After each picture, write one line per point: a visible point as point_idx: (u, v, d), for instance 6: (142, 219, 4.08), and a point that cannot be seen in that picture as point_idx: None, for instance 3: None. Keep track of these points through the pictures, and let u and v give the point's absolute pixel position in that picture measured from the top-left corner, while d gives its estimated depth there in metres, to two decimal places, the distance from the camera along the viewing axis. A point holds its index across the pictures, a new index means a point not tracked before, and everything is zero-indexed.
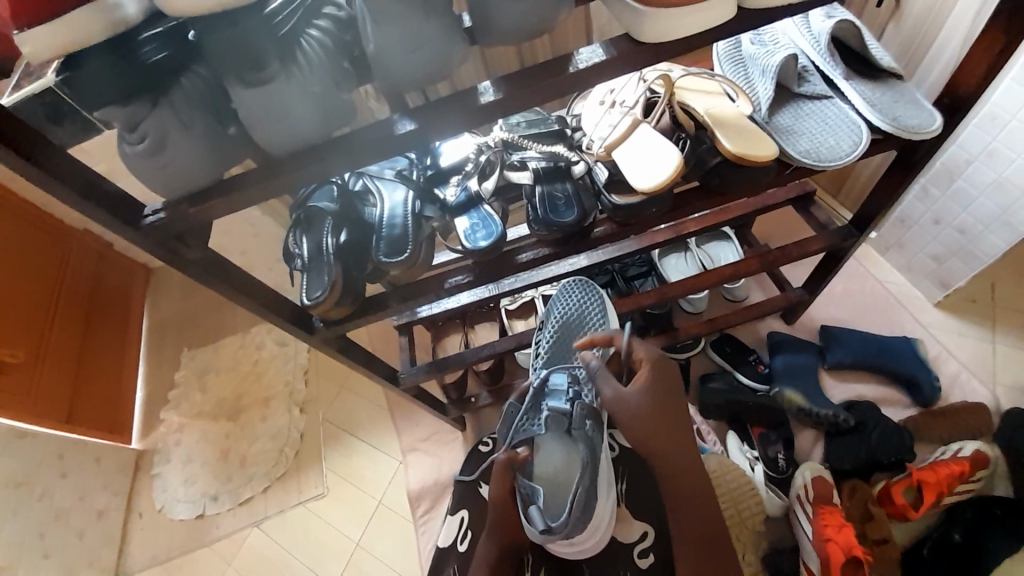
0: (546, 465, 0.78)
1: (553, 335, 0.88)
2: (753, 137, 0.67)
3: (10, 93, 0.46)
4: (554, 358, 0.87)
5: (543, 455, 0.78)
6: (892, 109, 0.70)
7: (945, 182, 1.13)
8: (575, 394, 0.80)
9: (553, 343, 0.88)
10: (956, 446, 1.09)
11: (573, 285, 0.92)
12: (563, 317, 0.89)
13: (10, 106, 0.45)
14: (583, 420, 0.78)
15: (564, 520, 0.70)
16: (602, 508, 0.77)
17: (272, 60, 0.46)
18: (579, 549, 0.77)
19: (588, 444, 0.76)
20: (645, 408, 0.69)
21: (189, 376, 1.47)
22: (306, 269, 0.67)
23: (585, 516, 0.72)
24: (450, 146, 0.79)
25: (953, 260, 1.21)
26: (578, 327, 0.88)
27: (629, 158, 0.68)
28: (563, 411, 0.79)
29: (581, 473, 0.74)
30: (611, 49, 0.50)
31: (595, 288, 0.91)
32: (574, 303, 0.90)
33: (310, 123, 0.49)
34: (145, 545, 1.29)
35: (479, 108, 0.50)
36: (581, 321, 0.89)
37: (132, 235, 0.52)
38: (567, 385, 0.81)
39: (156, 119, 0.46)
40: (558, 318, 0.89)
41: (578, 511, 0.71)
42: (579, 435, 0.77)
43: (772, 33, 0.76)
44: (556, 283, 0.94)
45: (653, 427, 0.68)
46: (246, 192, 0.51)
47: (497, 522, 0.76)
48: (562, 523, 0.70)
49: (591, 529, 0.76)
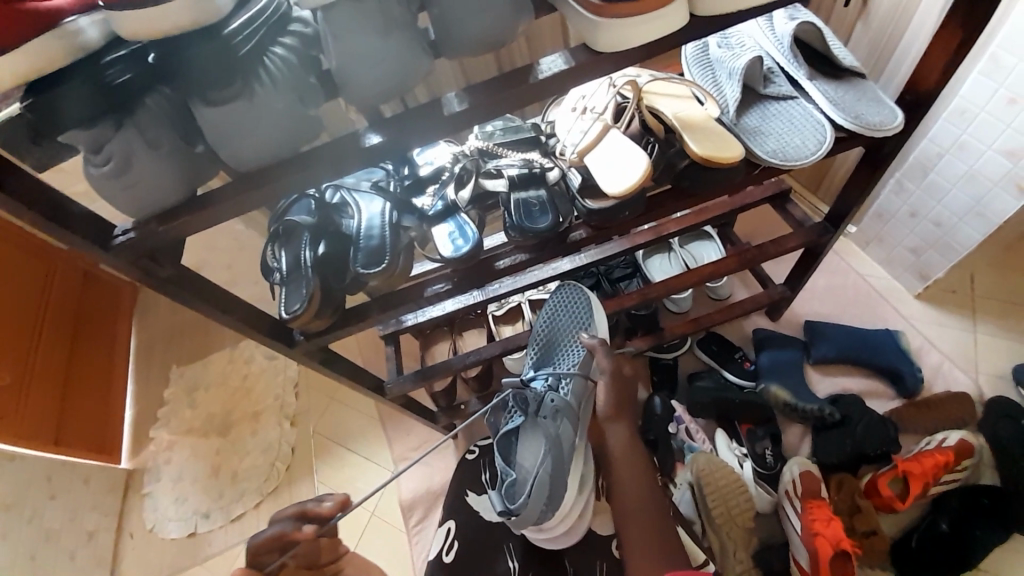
0: (525, 453, 0.77)
1: (540, 342, 0.89)
2: (720, 139, 0.69)
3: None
4: (543, 360, 0.88)
5: (522, 443, 0.78)
6: (854, 107, 0.72)
7: (919, 176, 1.16)
8: (553, 384, 0.81)
9: (545, 345, 0.89)
10: (941, 435, 1.10)
11: (559, 297, 0.91)
12: (551, 323, 0.90)
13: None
14: (553, 410, 0.78)
15: (525, 503, 0.73)
16: (569, 504, 0.78)
17: (235, 78, 0.47)
18: (547, 531, 0.79)
19: (554, 433, 0.76)
20: (616, 395, 0.79)
21: (178, 393, 1.46)
22: (285, 282, 0.68)
23: (551, 504, 0.75)
24: (427, 155, 0.80)
25: (930, 252, 1.23)
26: (566, 333, 0.88)
27: (601, 163, 0.69)
28: (536, 397, 0.78)
29: (544, 457, 0.74)
30: (572, 58, 0.51)
31: (582, 289, 0.89)
32: (562, 306, 0.90)
33: (275, 137, 0.50)
34: (138, 565, 1.28)
35: (446, 119, 0.50)
36: (569, 325, 0.88)
37: (103, 256, 0.52)
38: (546, 376, 0.82)
39: (121, 140, 0.47)
40: (546, 324, 0.90)
41: (539, 496, 0.73)
42: (546, 421, 0.76)
43: (739, 36, 0.78)
44: (550, 288, 0.93)
45: (616, 415, 0.79)
46: (214, 209, 0.52)
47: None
48: (522, 505, 0.73)
49: (559, 517, 0.78)
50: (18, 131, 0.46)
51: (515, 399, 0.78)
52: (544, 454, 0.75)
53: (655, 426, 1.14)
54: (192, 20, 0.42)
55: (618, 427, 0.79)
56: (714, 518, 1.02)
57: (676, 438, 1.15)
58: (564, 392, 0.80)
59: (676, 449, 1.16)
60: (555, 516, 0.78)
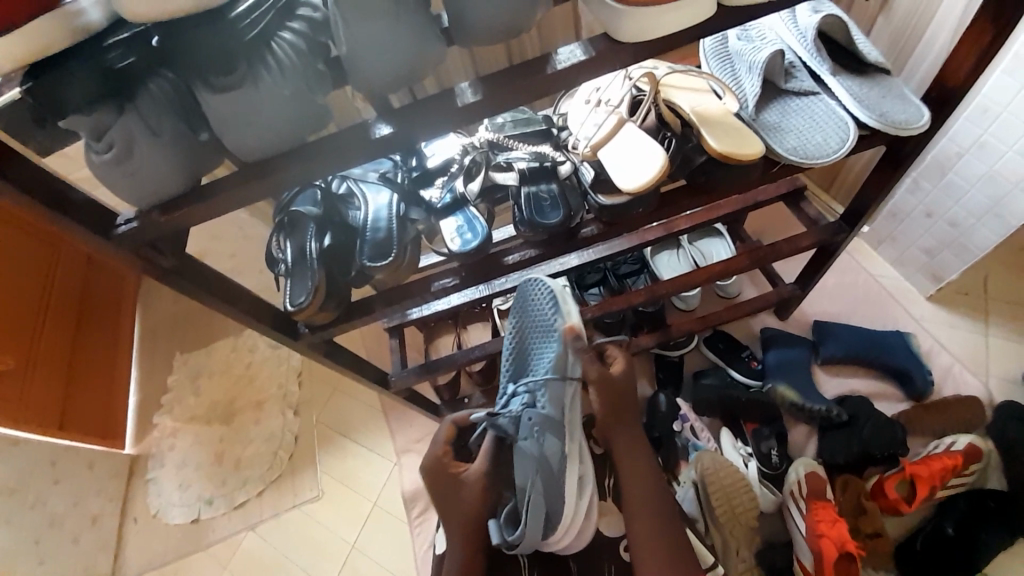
0: (517, 472, 0.74)
1: (511, 354, 0.85)
2: (740, 135, 0.67)
3: None
4: (517, 373, 0.83)
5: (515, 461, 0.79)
6: (879, 104, 0.69)
7: (936, 176, 1.13)
8: (529, 400, 0.77)
9: (516, 353, 0.84)
10: (950, 439, 1.09)
11: (521, 295, 0.85)
12: (518, 327, 0.84)
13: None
14: (532, 430, 0.76)
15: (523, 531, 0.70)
16: (572, 510, 0.75)
17: (240, 63, 0.45)
18: (559, 547, 0.77)
19: (541, 453, 0.75)
20: (610, 397, 0.78)
21: (181, 380, 1.46)
22: (289, 273, 0.66)
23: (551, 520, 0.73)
24: (435, 147, 0.78)
25: (944, 253, 1.21)
26: (535, 340, 0.83)
27: (615, 157, 0.67)
28: (512, 420, 0.77)
29: (534, 478, 0.73)
30: (591, 48, 0.49)
31: (541, 279, 0.82)
32: (527, 309, 0.83)
33: (283, 128, 0.49)
34: (140, 551, 1.29)
35: (458, 110, 0.49)
36: (535, 329, 0.82)
37: (106, 246, 0.51)
38: (523, 392, 0.79)
39: (122, 127, 0.45)
40: (513, 329, 0.84)
41: (534, 518, 0.71)
42: (527, 443, 0.75)
43: (760, 28, 0.75)
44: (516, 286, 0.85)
45: (617, 415, 0.78)
46: (219, 200, 0.50)
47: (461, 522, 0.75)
48: (519, 535, 0.70)
49: (564, 526, 0.75)
50: (20, 114, 0.44)
51: (493, 427, 0.77)
52: (533, 475, 0.74)
53: (659, 423, 1.14)
54: (193, 3, 0.40)
55: (618, 427, 0.79)
56: (716, 516, 1.02)
57: (681, 435, 1.14)
58: (541, 407, 0.77)
59: (680, 447, 1.13)
60: (560, 527, 0.75)
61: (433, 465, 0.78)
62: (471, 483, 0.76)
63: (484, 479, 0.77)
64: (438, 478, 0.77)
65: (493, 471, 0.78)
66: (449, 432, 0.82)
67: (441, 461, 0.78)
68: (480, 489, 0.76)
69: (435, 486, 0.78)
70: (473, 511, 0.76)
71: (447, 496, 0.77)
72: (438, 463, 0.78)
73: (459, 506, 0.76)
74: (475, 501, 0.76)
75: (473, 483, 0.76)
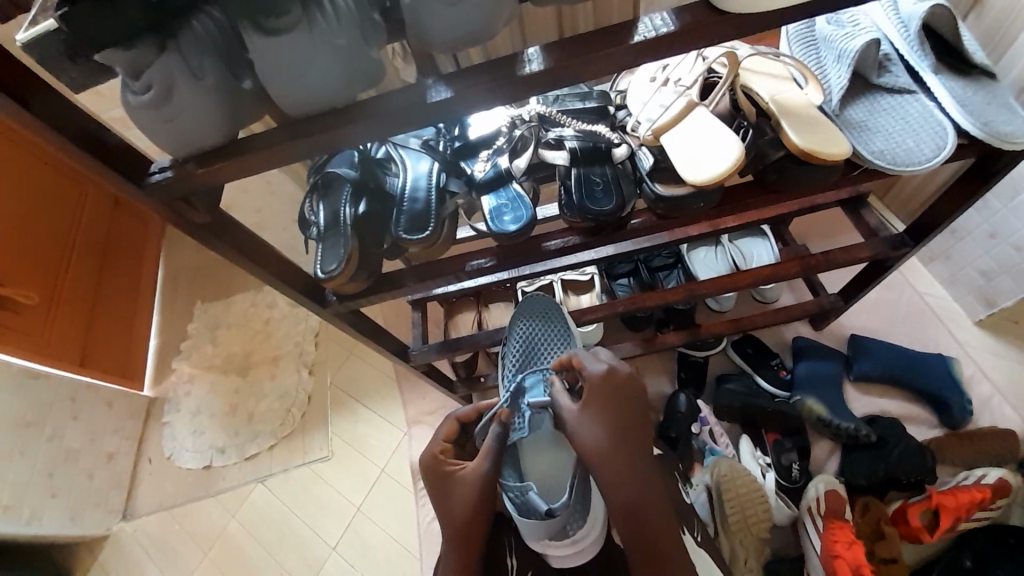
0: (541, 460, 0.76)
1: (520, 349, 0.85)
2: (823, 134, 0.61)
3: (26, 29, 0.40)
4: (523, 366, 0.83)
5: (530, 454, 0.76)
6: (983, 111, 0.62)
7: (1008, 195, 1.06)
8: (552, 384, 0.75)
9: (522, 354, 0.84)
10: (980, 471, 1.03)
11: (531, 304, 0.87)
12: (526, 331, 0.86)
13: (24, 43, 0.40)
14: None
15: (565, 503, 0.68)
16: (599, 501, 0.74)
17: (293, 6, 0.42)
18: (580, 547, 0.71)
19: None
20: (613, 426, 0.60)
21: (200, 329, 1.47)
22: (321, 238, 0.63)
23: (584, 502, 0.71)
24: (480, 116, 0.73)
25: (1002, 277, 1.13)
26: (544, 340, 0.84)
27: (678, 144, 0.62)
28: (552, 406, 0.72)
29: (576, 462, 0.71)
30: (680, 17, 0.43)
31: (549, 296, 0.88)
32: (536, 314, 0.86)
33: (330, 84, 0.45)
34: (152, 490, 1.32)
35: (521, 78, 0.44)
36: (546, 332, 0.85)
37: (137, 194, 0.49)
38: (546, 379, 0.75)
39: (162, 66, 0.43)
40: (521, 331, 0.85)
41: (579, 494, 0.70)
42: None
43: (853, 13, 0.68)
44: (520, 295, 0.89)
45: (611, 452, 0.58)
46: (257, 157, 0.47)
47: (461, 520, 0.64)
48: (563, 504, 0.68)
49: (592, 519, 0.72)
50: (52, 46, 0.41)
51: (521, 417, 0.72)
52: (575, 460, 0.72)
53: (676, 423, 1.12)
54: None
55: (620, 465, 0.58)
56: (728, 524, 1.00)
57: (699, 438, 1.10)
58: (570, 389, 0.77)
59: (695, 448, 1.11)
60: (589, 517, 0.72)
61: (430, 463, 0.69)
62: (467, 481, 0.65)
63: (483, 479, 0.64)
64: (435, 478, 0.68)
65: (495, 467, 0.65)
66: (450, 429, 0.72)
67: (436, 460, 0.69)
68: (480, 487, 0.64)
69: (431, 485, 0.69)
70: (475, 508, 0.64)
71: (443, 498, 0.67)
72: (434, 462, 0.69)
73: (456, 507, 0.65)
74: (478, 496, 0.64)
75: (472, 482, 0.64)
